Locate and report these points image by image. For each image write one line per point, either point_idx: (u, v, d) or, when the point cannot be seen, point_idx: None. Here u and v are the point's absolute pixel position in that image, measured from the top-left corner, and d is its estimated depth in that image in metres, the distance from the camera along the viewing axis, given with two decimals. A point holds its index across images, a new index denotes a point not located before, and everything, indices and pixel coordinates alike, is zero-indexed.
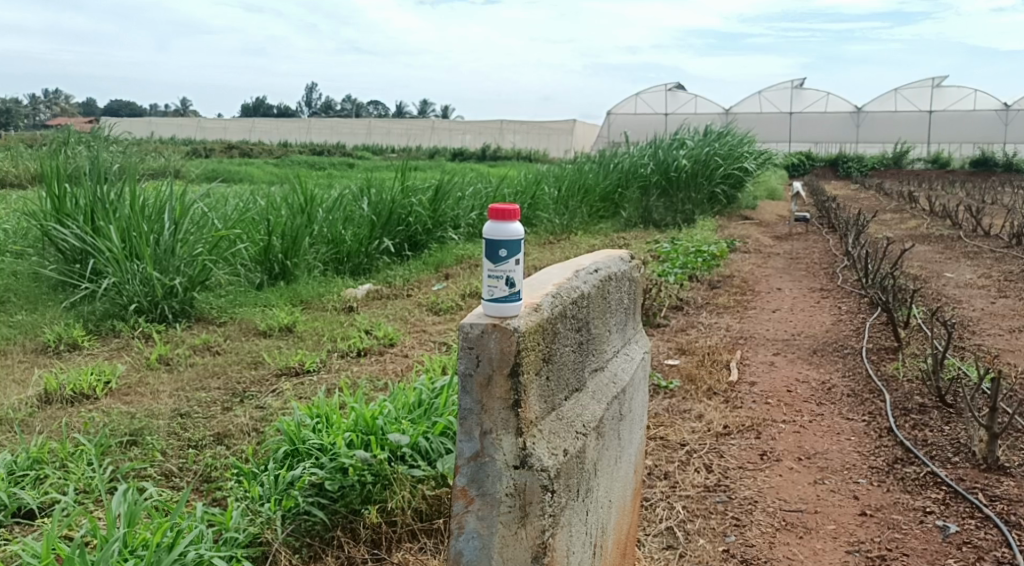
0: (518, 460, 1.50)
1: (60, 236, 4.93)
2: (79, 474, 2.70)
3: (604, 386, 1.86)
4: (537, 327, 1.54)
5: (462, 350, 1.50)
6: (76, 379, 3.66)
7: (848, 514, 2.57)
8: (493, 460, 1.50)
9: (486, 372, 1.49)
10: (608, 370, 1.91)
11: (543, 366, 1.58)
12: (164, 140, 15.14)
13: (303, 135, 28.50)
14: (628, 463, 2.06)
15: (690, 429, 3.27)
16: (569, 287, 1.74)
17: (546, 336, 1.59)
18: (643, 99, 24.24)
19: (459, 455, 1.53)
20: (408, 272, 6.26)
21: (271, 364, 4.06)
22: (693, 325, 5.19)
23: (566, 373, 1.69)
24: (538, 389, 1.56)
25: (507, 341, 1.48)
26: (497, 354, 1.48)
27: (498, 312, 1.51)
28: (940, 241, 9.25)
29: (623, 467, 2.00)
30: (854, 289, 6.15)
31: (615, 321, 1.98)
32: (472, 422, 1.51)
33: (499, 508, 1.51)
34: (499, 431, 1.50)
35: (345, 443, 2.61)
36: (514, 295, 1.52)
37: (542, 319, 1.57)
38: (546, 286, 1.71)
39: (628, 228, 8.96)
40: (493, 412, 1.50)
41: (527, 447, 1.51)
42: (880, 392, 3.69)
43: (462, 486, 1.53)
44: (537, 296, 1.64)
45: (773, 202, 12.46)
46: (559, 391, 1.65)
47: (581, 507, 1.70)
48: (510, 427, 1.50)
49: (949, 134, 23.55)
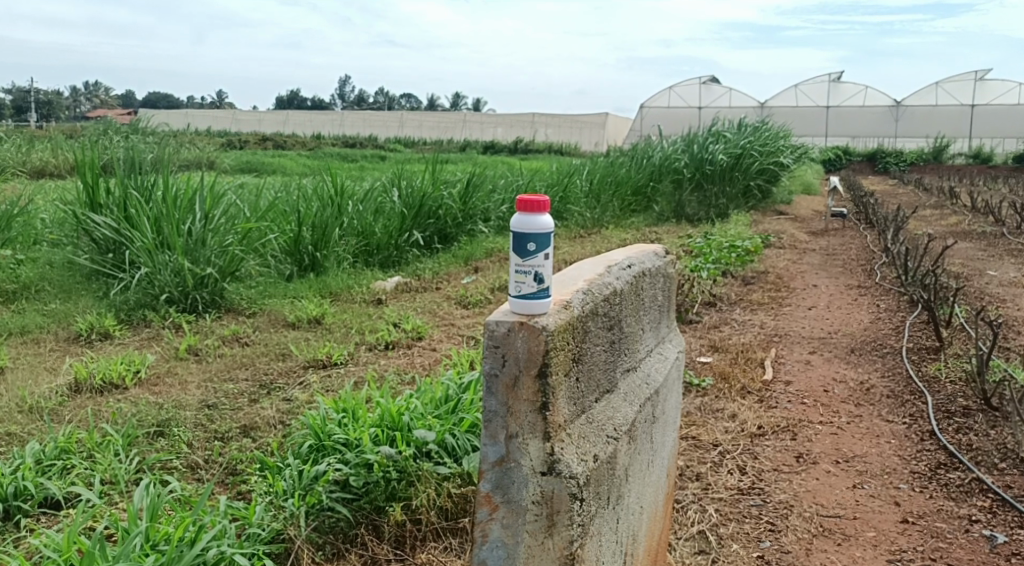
0: (546, 466, 1.44)
1: (94, 225, 4.95)
2: (106, 465, 2.70)
3: (637, 387, 1.79)
4: (567, 325, 1.48)
5: (487, 349, 1.44)
6: (106, 368, 3.67)
7: (889, 521, 2.47)
8: (519, 466, 1.44)
9: (513, 373, 1.43)
10: (643, 370, 1.85)
11: (573, 367, 1.51)
12: (199, 132, 15.40)
13: (336, 127, 28.69)
14: (660, 468, 1.99)
15: (723, 428, 3.19)
16: (601, 283, 1.67)
17: (576, 335, 1.53)
18: (677, 92, 23.98)
19: (484, 460, 1.47)
20: (437, 265, 6.23)
21: (299, 356, 4.03)
22: (726, 322, 5.09)
23: (597, 374, 1.62)
24: (568, 391, 1.50)
25: (535, 340, 1.41)
26: (524, 355, 1.42)
27: (526, 309, 1.45)
28: (981, 238, 9.02)
29: (655, 471, 1.93)
30: (893, 287, 6.00)
31: (650, 320, 1.91)
32: (498, 425, 1.45)
33: (526, 517, 1.45)
34: (526, 435, 1.44)
35: (370, 439, 2.57)
36: (543, 292, 1.46)
37: (572, 318, 1.51)
38: (576, 282, 1.64)
39: (660, 222, 8.85)
40: (520, 414, 1.44)
41: (556, 452, 1.45)
42: (922, 393, 3.58)
43: (486, 492, 1.47)
44: (568, 293, 1.57)
45: (808, 198, 12.24)
46: (590, 394, 1.59)
47: (612, 515, 1.64)
48: (537, 431, 1.44)
49: (992, 129, 22.99)
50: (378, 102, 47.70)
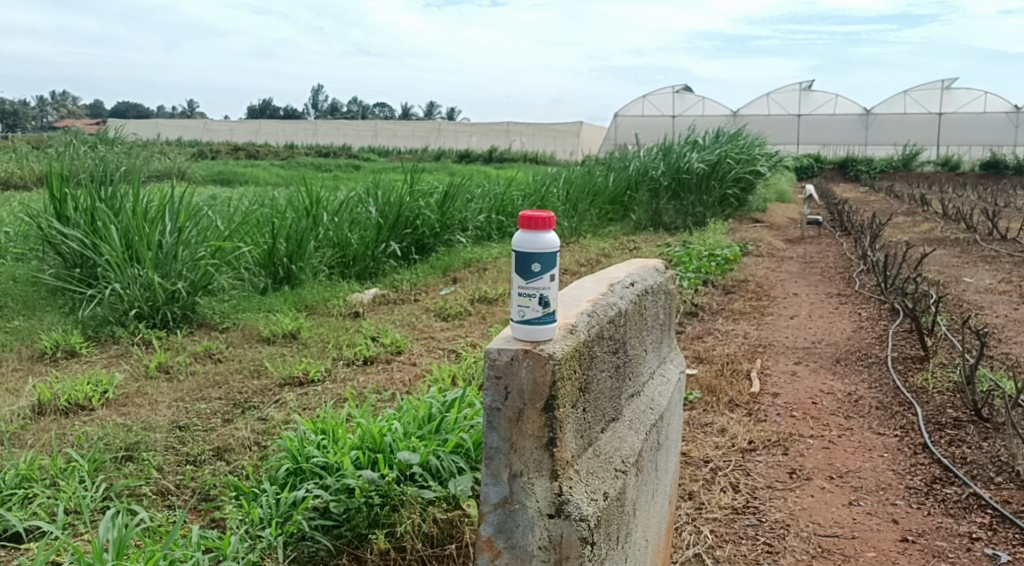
0: (553, 508, 1.43)
1: (60, 239, 4.80)
2: (70, 493, 2.58)
3: (642, 413, 1.77)
4: (573, 351, 1.48)
5: (489, 381, 1.44)
6: (72, 389, 3.52)
7: (888, 540, 2.40)
8: (523, 509, 1.44)
9: (516, 406, 1.43)
10: (646, 395, 1.85)
11: (580, 397, 1.51)
12: (169, 142, 15.16)
13: (309, 136, 28.46)
14: (665, 496, 1.96)
15: (713, 444, 3.11)
16: (605, 303, 1.67)
17: (583, 362, 1.52)
18: (651, 101, 24.06)
19: (487, 502, 1.46)
20: (415, 276, 6.11)
21: (274, 373, 3.90)
22: (709, 332, 5.02)
23: (603, 403, 1.61)
24: (575, 424, 1.50)
25: (540, 369, 1.41)
26: (529, 387, 1.41)
27: (529, 336, 1.45)
28: (955, 245, 9.06)
29: (660, 501, 1.90)
30: (874, 295, 5.98)
31: (654, 340, 1.90)
32: (500, 463, 1.45)
33: (531, 562, 1.44)
34: (532, 474, 1.44)
35: (352, 462, 2.47)
36: (548, 315, 1.45)
37: (578, 343, 1.50)
38: (580, 304, 1.65)
39: (638, 231, 8.80)
40: (525, 451, 1.43)
41: (564, 493, 1.44)
42: (911, 404, 3.52)
43: (488, 536, 1.46)
44: (573, 316, 1.57)
45: (784, 206, 12.27)
46: (596, 424, 1.59)
47: (621, 553, 1.62)
48: (544, 469, 1.44)
49: (960, 137, 23.30)
50: (352, 113, 47.52)
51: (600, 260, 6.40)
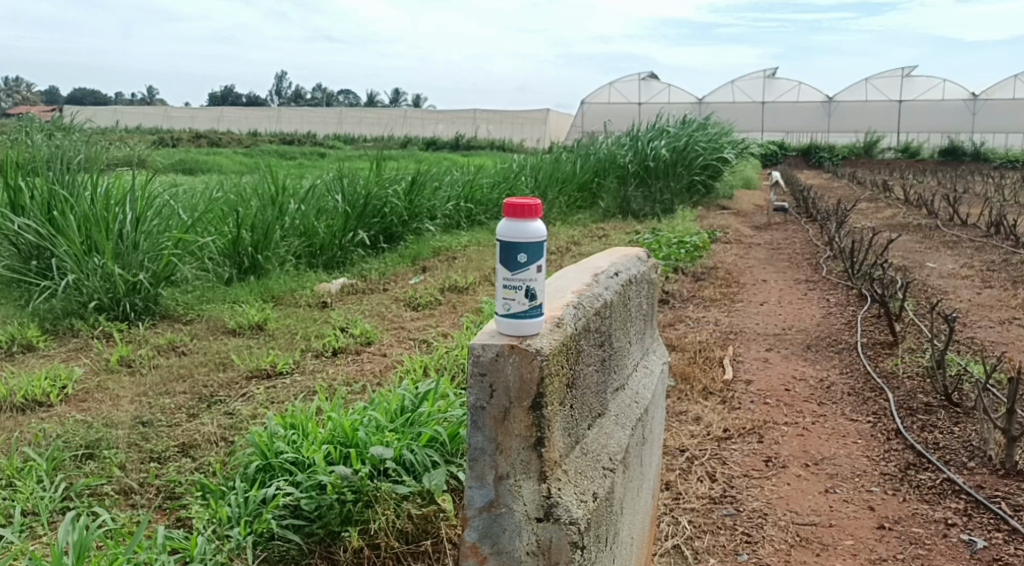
0: (542, 511, 1.41)
1: (15, 229, 4.65)
2: (27, 494, 2.50)
3: (627, 407, 1.79)
4: (560, 345, 1.46)
5: (473, 378, 1.41)
6: (28, 385, 3.41)
7: (865, 527, 2.40)
8: (510, 512, 1.41)
9: (502, 405, 1.40)
10: (628, 389, 1.85)
11: (567, 395, 1.49)
12: (129, 130, 14.84)
13: (274, 123, 28.11)
14: (648, 493, 1.96)
15: (688, 432, 3.09)
16: (591, 295, 1.69)
17: (571, 357, 1.51)
18: (617, 88, 24.06)
19: (471, 506, 1.43)
20: (383, 265, 6.03)
21: (240, 366, 3.81)
22: (681, 319, 5.01)
23: (590, 398, 1.61)
24: (563, 422, 1.48)
25: (526, 366, 1.38)
26: (515, 383, 1.39)
27: (516, 330, 1.42)
28: (918, 230, 9.18)
29: (644, 499, 1.90)
30: (841, 281, 6.01)
31: (637, 332, 1.93)
32: (485, 464, 1.43)
33: None
34: (519, 476, 1.42)
35: (323, 457, 2.40)
36: (534, 309, 1.42)
37: (565, 337, 1.49)
38: (566, 295, 1.65)
39: (607, 218, 8.77)
40: (511, 452, 1.41)
41: (552, 495, 1.42)
42: (882, 390, 3.54)
43: (473, 541, 1.43)
44: (559, 308, 1.56)
45: (750, 192, 12.33)
46: (582, 421, 1.58)
47: (610, 554, 1.60)
48: (531, 471, 1.41)
49: (920, 124, 23.66)
50: (316, 100, 46.96)
51: (570, 247, 6.37)
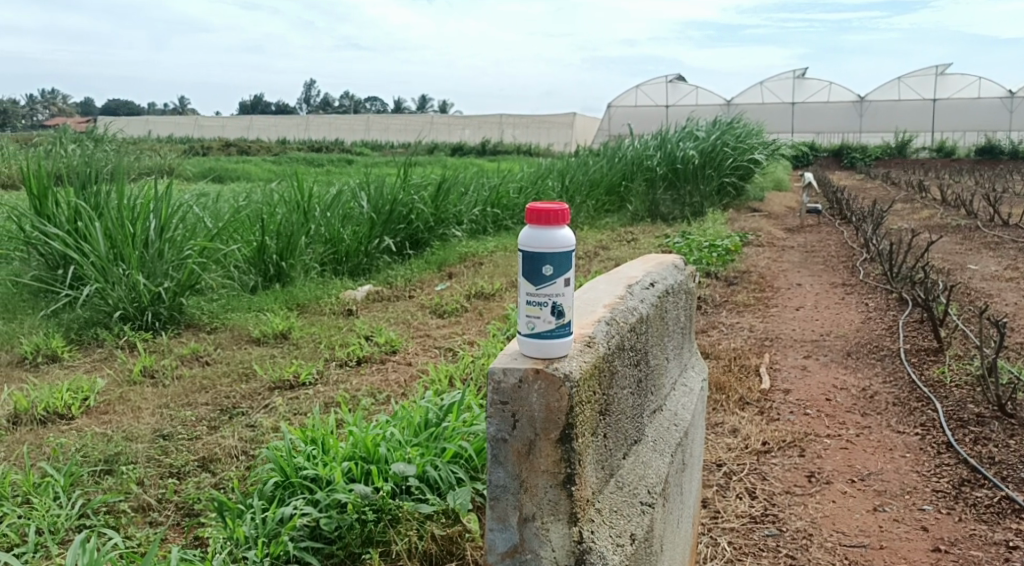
0: (573, 558, 1.30)
1: (42, 239, 4.63)
2: (43, 511, 2.42)
3: (663, 432, 1.70)
4: (592, 368, 1.36)
5: (494, 408, 1.31)
6: (49, 397, 3.35)
7: (919, 550, 2.28)
8: (536, 558, 1.31)
9: (526, 438, 1.30)
10: (664, 411, 1.75)
11: (599, 423, 1.39)
12: (161, 140, 14.99)
13: (302, 132, 28.32)
14: (684, 523, 1.87)
15: (725, 445, 2.95)
16: (624, 309, 1.59)
17: (603, 381, 1.41)
18: (644, 91, 23.88)
19: (493, 551, 1.33)
20: (409, 272, 5.94)
21: (263, 376, 3.73)
22: (714, 326, 4.86)
23: (624, 425, 1.52)
24: (594, 455, 1.38)
25: (553, 395, 1.28)
26: (541, 414, 1.29)
27: (542, 352, 1.31)
28: (958, 231, 8.92)
29: (680, 531, 1.81)
30: (880, 284, 5.82)
31: (674, 348, 1.84)
32: (508, 504, 1.32)
33: None
34: (547, 518, 1.31)
35: (344, 474, 2.31)
36: (561, 328, 1.31)
37: (597, 358, 1.39)
38: (598, 309, 1.55)
39: (635, 222, 8.62)
40: (537, 491, 1.31)
41: (584, 540, 1.31)
42: (929, 399, 3.37)
43: None
44: (590, 326, 1.46)
45: (781, 195, 12.10)
46: (615, 450, 1.48)
47: None
48: (560, 513, 1.30)
49: (955, 123, 23.17)
50: (345, 108, 47.42)
51: (598, 252, 6.23)
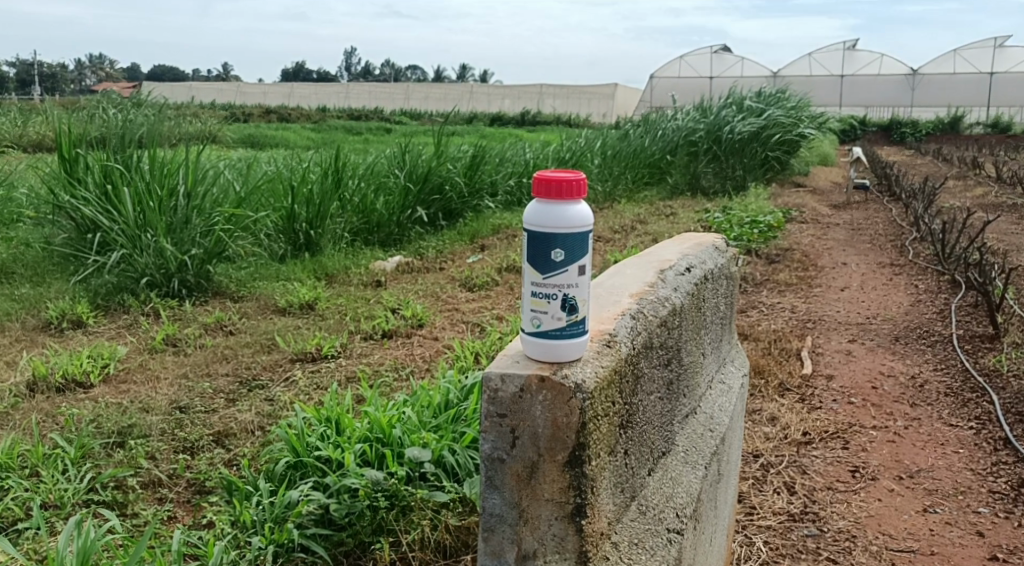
0: None
1: (70, 202, 4.56)
2: (51, 485, 2.34)
3: (695, 441, 1.56)
4: (610, 375, 1.21)
5: (491, 422, 1.17)
6: (68, 364, 3.29)
7: (974, 558, 2.11)
8: None
9: (527, 459, 1.16)
10: (698, 415, 1.61)
11: (618, 439, 1.25)
12: (208, 107, 15.09)
13: (342, 99, 28.34)
14: (718, 537, 1.74)
15: (763, 435, 2.78)
16: (654, 301, 1.44)
17: (625, 388, 1.27)
18: (687, 61, 23.38)
19: None
20: (441, 243, 5.82)
21: (285, 348, 3.63)
22: (754, 306, 4.65)
23: (650, 436, 1.38)
24: (612, 477, 1.24)
25: (561, 409, 1.13)
26: (546, 431, 1.14)
27: (549, 355, 1.17)
28: (1015, 211, 8.51)
29: (712, 549, 1.67)
30: (930, 265, 5.54)
31: (712, 342, 1.69)
32: (504, 537, 1.18)
33: None
34: (550, 555, 1.17)
35: (356, 457, 2.19)
36: (571, 328, 1.15)
37: (619, 362, 1.25)
38: (623, 301, 1.40)
39: (675, 195, 8.35)
40: (539, 524, 1.17)
41: None
42: (984, 391, 3.16)
43: None
44: (611, 321, 1.32)
45: (827, 169, 11.71)
46: (638, 468, 1.34)
47: None
48: (567, 550, 1.16)
49: (1011, 98, 22.33)
50: (385, 77, 47.44)
51: (635, 226, 6.02)
